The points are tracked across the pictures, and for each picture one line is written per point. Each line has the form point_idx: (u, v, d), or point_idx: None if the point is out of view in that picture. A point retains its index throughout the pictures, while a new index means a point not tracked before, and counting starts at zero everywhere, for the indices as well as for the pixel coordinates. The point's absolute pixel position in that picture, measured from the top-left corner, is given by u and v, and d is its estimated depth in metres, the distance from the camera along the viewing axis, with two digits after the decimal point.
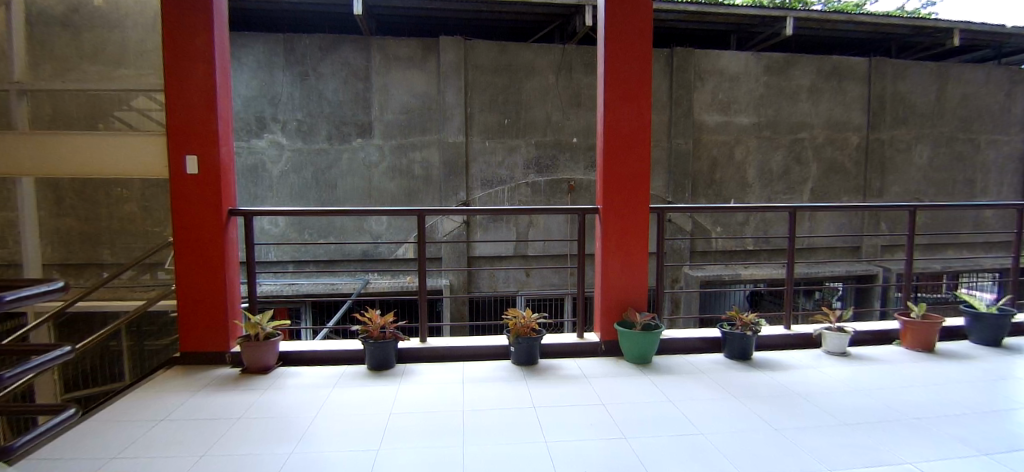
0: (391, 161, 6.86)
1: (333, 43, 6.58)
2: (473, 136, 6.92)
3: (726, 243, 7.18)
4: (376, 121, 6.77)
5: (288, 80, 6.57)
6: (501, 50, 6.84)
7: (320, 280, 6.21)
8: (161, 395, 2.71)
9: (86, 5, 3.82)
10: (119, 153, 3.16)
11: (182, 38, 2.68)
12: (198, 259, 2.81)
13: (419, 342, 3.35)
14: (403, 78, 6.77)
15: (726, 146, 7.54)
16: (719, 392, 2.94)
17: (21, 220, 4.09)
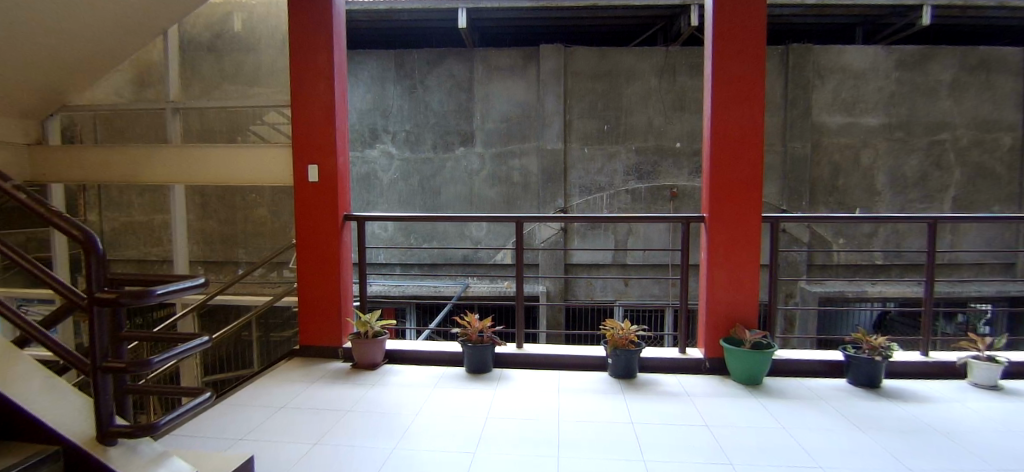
0: (491, 168, 7.04)
1: (438, 56, 6.93)
2: (572, 143, 6.92)
3: (851, 256, 6.61)
4: (478, 130, 6.99)
5: (398, 93, 7.00)
6: (602, 55, 6.80)
7: (424, 282, 6.45)
8: (281, 384, 2.94)
9: (228, 31, 4.33)
10: (256, 164, 3.50)
11: (307, 55, 2.86)
12: (318, 259, 3.01)
13: (515, 348, 3.36)
14: (503, 87, 6.93)
15: (851, 149, 6.89)
16: (840, 421, 2.64)
17: (174, 221, 4.53)
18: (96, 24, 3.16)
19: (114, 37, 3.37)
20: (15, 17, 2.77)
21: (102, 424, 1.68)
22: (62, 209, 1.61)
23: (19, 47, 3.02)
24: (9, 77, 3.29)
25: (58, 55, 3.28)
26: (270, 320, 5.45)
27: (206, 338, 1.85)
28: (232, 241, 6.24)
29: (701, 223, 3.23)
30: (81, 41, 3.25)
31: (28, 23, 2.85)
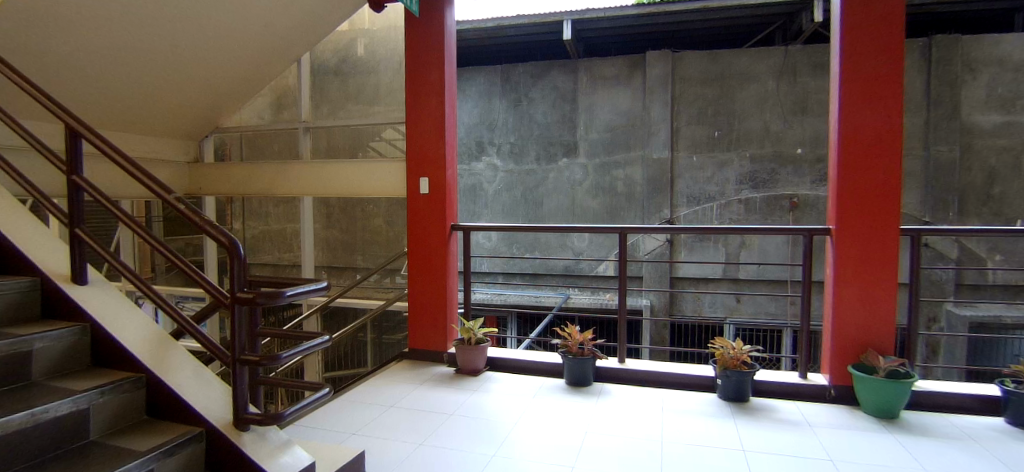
0: (595, 179, 7.04)
1: (543, 69, 7.11)
2: (680, 151, 6.69)
3: (1009, 276, 5.79)
4: (582, 140, 7.03)
5: (504, 107, 7.29)
6: (713, 58, 6.54)
7: (527, 292, 6.54)
8: (391, 383, 3.12)
9: (351, 56, 4.63)
10: (381, 178, 3.78)
11: (421, 74, 3.03)
12: (426, 267, 3.16)
13: (617, 362, 3.29)
14: (609, 97, 6.91)
15: (1010, 152, 6.09)
16: (998, 467, 2.24)
17: (303, 232, 4.92)
18: (253, 53, 3.64)
19: (269, 64, 3.83)
20: (188, 43, 3.25)
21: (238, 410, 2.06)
22: (210, 218, 1.93)
23: (190, 73, 3.56)
24: (183, 100, 3.87)
25: (225, 81, 3.82)
26: (383, 323, 5.84)
27: (328, 339, 2.12)
28: (353, 249, 6.61)
29: (827, 236, 2.97)
30: (241, 69, 3.76)
31: (199, 48, 3.34)
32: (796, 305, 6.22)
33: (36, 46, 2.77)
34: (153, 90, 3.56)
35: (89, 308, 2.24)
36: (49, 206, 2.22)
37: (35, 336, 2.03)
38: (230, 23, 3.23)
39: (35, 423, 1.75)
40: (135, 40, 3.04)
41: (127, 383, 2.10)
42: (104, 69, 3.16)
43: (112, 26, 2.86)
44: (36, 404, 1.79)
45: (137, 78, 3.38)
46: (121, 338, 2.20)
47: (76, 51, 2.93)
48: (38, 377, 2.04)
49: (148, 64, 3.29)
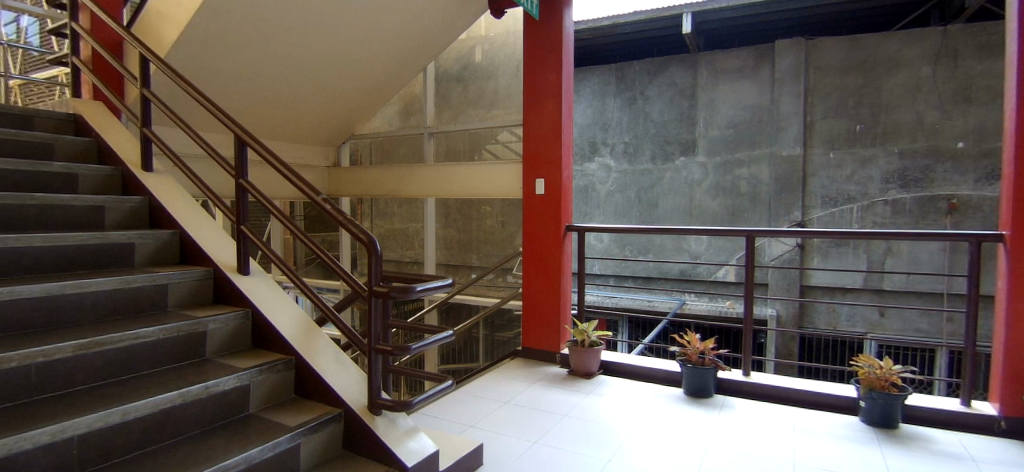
0: (715, 178, 6.68)
1: (661, 65, 6.94)
2: (814, 148, 6.17)
3: None
4: (701, 138, 6.72)
5: (618, 106, 7.22)
6: (854, 45, 5.97)
7: (638, 295, 6.39)
8: (506, 380, 3.21)
9: (472, 62, 4.79)
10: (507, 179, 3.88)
11: (539, 76, 3.07)
12: (541, 268, 3.19)
13: (742, 375, 3.14)
14: (730, 92, 6.56)
15: None
16: None
17: (426, 229, 5.29)
18: (386, 65, 3.93)
19: (403, 71, 4.08)
20: (329, 59, 3.57)
21: (372, 395, 2.25)
22: (351, 217, 2.20)
23: (328, 86, 3.91)
24: (327, 109, 4.28)
25: (360, 90, 4.14)
26: (496, 321, 5.31)
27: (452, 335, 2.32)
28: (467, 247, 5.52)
29: (1000, 245, 2.55)
30: (373, 80, 4.07)
31: (337, 63, 3.65)
32: (955, 323, 5.51)
33: (210, 68, 3.20)
34: (300, 101, 3.96)
35: (251, 294, 2.52)
36: (220, 205, 2.50)
37: (207, 318, 2.34)
38: (366, 39, 3.51)
39: (209, 394, 2.04)
40: (288, 56, 3.38)
41: (280, 364, 2.35)
42: (262, 85, 3.57)
43: (273, 44, 3.23)
44: (208, 378, 2.08)
45: (286, 92, 3.76)
46: (276, 323, 2.47)
47: (247, 68, 3.35)
48: (210, 354, 2.36)
49: (296, 78, 3.66)
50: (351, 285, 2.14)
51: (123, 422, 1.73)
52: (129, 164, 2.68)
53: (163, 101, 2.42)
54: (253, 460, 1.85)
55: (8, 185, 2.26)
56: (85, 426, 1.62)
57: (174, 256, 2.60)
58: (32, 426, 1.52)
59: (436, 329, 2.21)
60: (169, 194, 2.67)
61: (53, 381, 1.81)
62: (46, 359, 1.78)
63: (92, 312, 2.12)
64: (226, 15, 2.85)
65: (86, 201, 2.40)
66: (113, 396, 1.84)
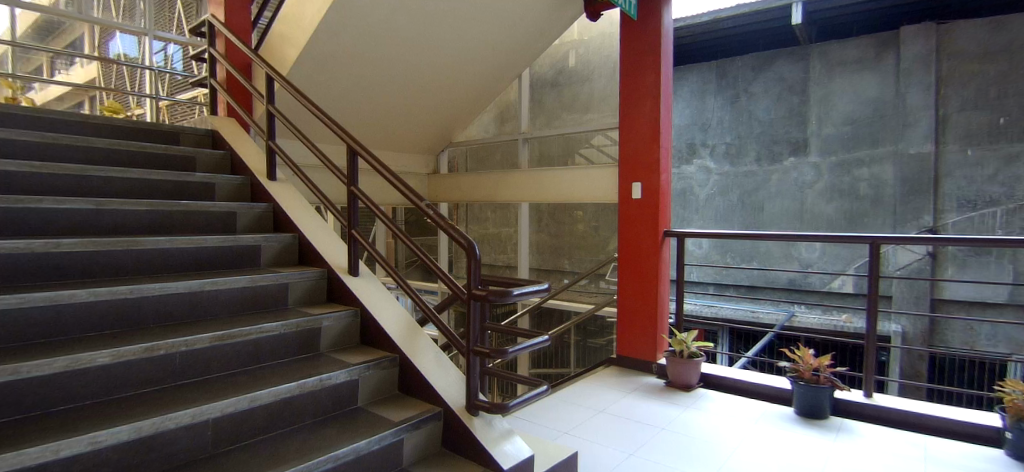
0: (831, 180, 6.19)
1: (768, 59, 6.59)
2: (948, 144, 5.49)
3: None
4: (813, 137, 6.28)
5: (719, 104, 6.93)
6: (998, 27, 5.21)
7: (743, 305, 6.02)
8: (603, 388, 3.17)
9: (567, 67, 4.82)
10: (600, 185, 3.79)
11: (637, 79, 3.06)
12: (638, 275, 3.16)
13: (863, 396, 2.86)
14: (849, 85, 6.05)
15: None
16: None
17: (521, 234, 5.38)
18: (479, 73, 4.02)
19: (501, 79, 4.18)
20: (425, 68, 3.71)
21: (470, 396, 2.29)
22: (454, 223, 2.28)
23: (425, 96, 4.07)
24: (429, 119, 4.51)
25: (456, 99, 4.29)
26: (587, 326, 5.19)
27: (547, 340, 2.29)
28: (560, 252, 5.39)
29: None
30: (466, 89, 4.19)
31: (433, 73, 3.79)
32: None
33: (322, 84, 3.47)
34: (400, 112, 4.18)
35: (359, 293, 2.66)
36: (333, 211, 2.61)
37: (322, 315, 2.53)
38: (460, 48, 3.61)
39: (324, 386, 2.22)
40: (388, 68, 3.56)
41: (385, 361, 2.47)
42: (367, 97, 3.80)
43: (375, 58, 3.41)
44: (322, 371, 2.26)
45: (387, 103, 3.98)
46: (380, 321, 2.59)
47: (354, 82, 3.58)
48: (325, 348, 2.54)
49: (397, 90, 3.86)
50: (453, 288, 2.22)
51: (250, 408, 1.95)
52: (256, 174, 2.94)
53: (286, 116, 2.58)
54: (361, 452, 1.97)
55: (163, 194, 2.60)
56: (218, 411, 1.84)
57: (294, 256, 2.82)
58: (175, 409, 1.76)
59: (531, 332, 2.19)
60: (288, 200, 2.89)
61: (196, 367, 2.07)
62: (187, 348, 2.05)
63: (227, 306, 2.38)
64: (337, 33, 3.07)
65: (223, 207, 2.67)
66: (244, 384, 2.07)
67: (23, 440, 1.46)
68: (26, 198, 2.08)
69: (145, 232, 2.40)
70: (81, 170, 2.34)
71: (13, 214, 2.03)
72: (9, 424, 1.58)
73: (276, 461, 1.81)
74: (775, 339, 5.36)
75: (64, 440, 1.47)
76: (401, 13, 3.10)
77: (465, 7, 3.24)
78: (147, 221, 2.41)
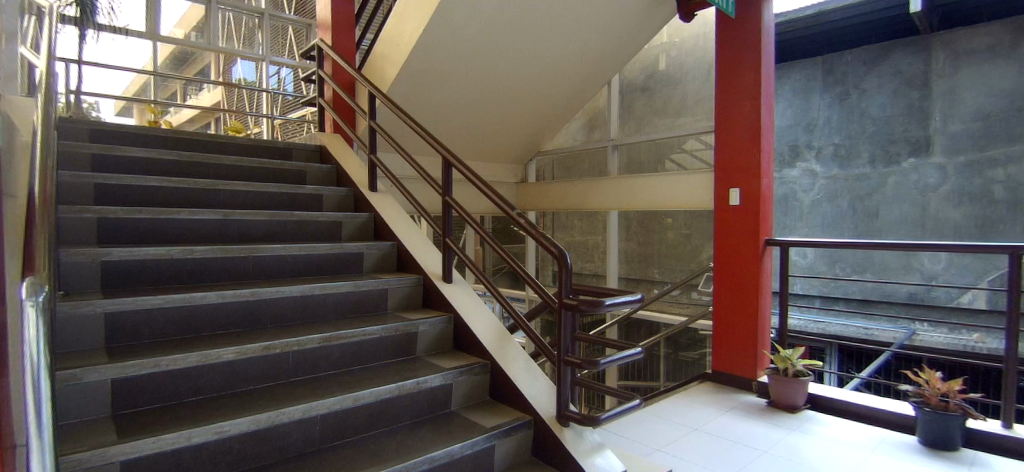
0: (960, 182, 4.82)
1: (883, 50, 5.24)
2: None
3: None
4: (936, 134, 4.93)
5: (826, 104, 5.57)
6: None
7: (852, 321, 5.41)
8: (697, 405, 3.05)
9: (658, 71, 4.79)
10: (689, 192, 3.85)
11: (739, 78, 2.99)
12: (739, 287, 3.09)
13: (1006, 427, 2.49)
14: (981, 75, 4.69)
15: None
16: None
17: (610, 243, 5.34)
18: (562, 80, 4.03)
19: (584, 86, 4.20)
20: (509, 78, 3.79)
21: (560, 406, 2.25)
22: (547, 232, 2.27)
23: (509, 106, 4.14)
24: (512, 129, 4.58)
25: (537, 108, 4.33)
26: (679, 339, 5.02)
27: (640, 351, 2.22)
28: (647, 260, 5.23)
29: None
30: (548, 96, 4.20)
31: (516, 81, 3.83)
32: None
33: (417, 98, 3.64)
34: (485, 125, 4.30)
35: (453, 300, 2.72)
36: (428, 220, 2.70)
37: (419, 320, 2.61)
38: (542, 53, 3.61)
39: (420, 389, 2.28)
40: (475, 80, 3.68)
41: (477, 367, 2.49)
42: (454, 109, 3.92)
43: (465, 70, 3.54)
44: (420, 374, 2.33)
45: (474, 115, 4.10)
46: (473, 327, 2.64)
47: (446, 96, 3.74)
48: (420, 353, 2.62)
49: (483, 101, 3.96)
50: (544, 297, 2.20)
51: (354, 406, 2.06)
52: (358, 185, 3.11)
53: (387, 132, 2.71)
54: (456, 455, 2.01)
55: (278, 204, 2.82)
56: (325, 408, 1.98)
57: (392, 265, 2.94)
58: (289, 404, 1.92)
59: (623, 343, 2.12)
60: (388, 210, 3.03)
61: (307, 366, 2.23)
62: (300, 348, 2.20)
63: (335, 310, 2.53)
64: (433, 49, 3.24)
65: (329, 217, 2.85)
66: (349, 383, 2.19)
67: (164, 425, 1.70)
68: (167, 211, 2.36)
69: (263, 239, 2.61)
70: (210, 185, 2.60)
71: (159, 227, 2.33)
72: (156, 410, 1.82)
73: (377, 459, 1.89)
74: (890, 358, 4.83)
75: (196, 428, 1.68)
76: (488, 21, 3.18)
77: (550, 15, 3.28)
78: (266, 230, 2.63)
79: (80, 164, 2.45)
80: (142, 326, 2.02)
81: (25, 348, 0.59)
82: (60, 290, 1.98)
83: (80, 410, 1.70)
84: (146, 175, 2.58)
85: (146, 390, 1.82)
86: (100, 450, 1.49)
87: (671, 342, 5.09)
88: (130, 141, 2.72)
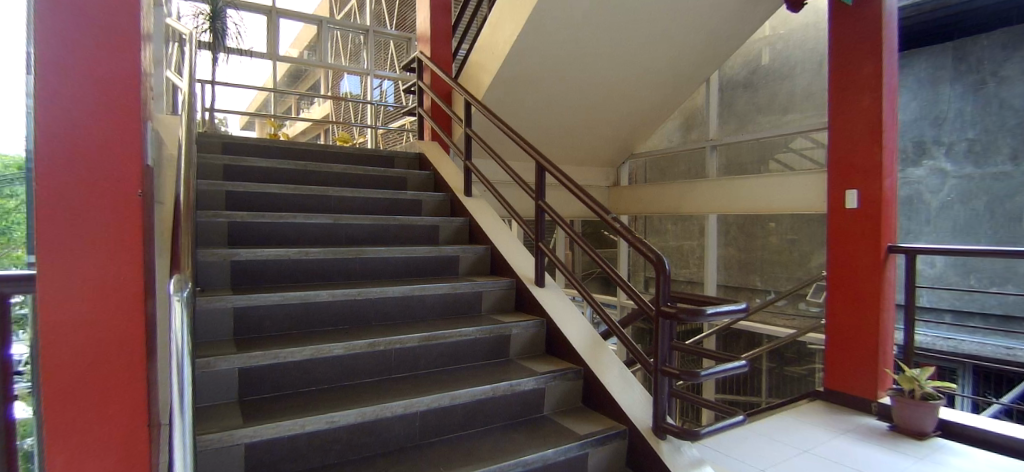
0: None
1: None
2: None
3: None
4: None
5: (959, 93, 4.93)
6: None
7: (992, 339, 4.76)
8: (806, 426, 2.82)
9: (763, 66, 4.57)
10: (798, 194, 3.67)
11: (855, 72, 2.88)
12: (856, 296, 2.91)
13: None
14: None
15: None
16: None
17: (709, 249, 5.04)
18: (650, 80, 3.93)
19: (675, 86, 4.08)
20: (597, 81, 3.74)
21: (656, 417, 2.15)
22: (644, 237, 2.18)
23: (595, 109, 4.08)
24: (597, 134, 4.52)
25: (625, 111, 4.26)
26: (784, 352, 4.69)
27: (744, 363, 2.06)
28: (748, 267, 4.96)
29: None
30: (634, 98, 4.11)
31: (603, 84, 3.79)
32: None
33: (510, 105, 3.71)
34: (571, 130, 4.29)
35: (546, 304, 2.72)
36: (522, 224, 2.72)
37: (513, 323, 2.63)
38: (632, 54, 3.55)
39: (514, 391, 2.29)
40: (564, 84, 3.67)
41: (570, 373, 2.46)
42: (542, 115, 3.94)
43: (555, 75, 3.55)
44: (513, 377, 2.34)
45: (561, 121, 4.10)
46: (567, 332, 2.62)
47: (537, 102, 3.77)
48: (513, 356, 2.64)
49: (570, 106, 3.95)
50: (642, 304, 2.11)
51: (451, 405, 2.10)
52: (455, 191, 3.21)
53: (482, 138, 2.76)
54: (549, 460, 1.98)
55: (380, 209, 2.96)
56: (424, 405, 2.04)
57: (486, 267, 3.00)
58: (391, 399, 2.00)
59: (726, 355, 1.97)
60: (484, 215, 3.10)
61: (407, 363, 2.31)
62: (400, 346, 2.29)
63: (433, 311, 2.61)
64: (527, 55, 3.29)
65: (428, 222, 2.96)
66: (446, 382, 2.24)
67: (283, 412, 1.83)
68: (285, 215, 2.56)
69: (368, 242, 2.75)
70: (323, 191, 2.79)
71: (277, 230, 2.53)
72: (276, 399, 1.97)
73: (472, 459, 1.91)
74: None
75: (310, 417, 1.80)
76: (579, 23, 3.16)
77: (640, 14, 3.20)
78: (371, 233, 2.77)
79: (213, 173, 2.71)
80: (264, 320, 2.19)
81: (174, 332, 0.98)
82: (198, 285, 2.21)
83: (211, 396, 1.88)
84: (268, 181, 2.82)
85: (266, 379, 1.98)
86: (227, 433, 1.64)
87: (775, 356, 4.79)
88: (255, 152, 3.00)
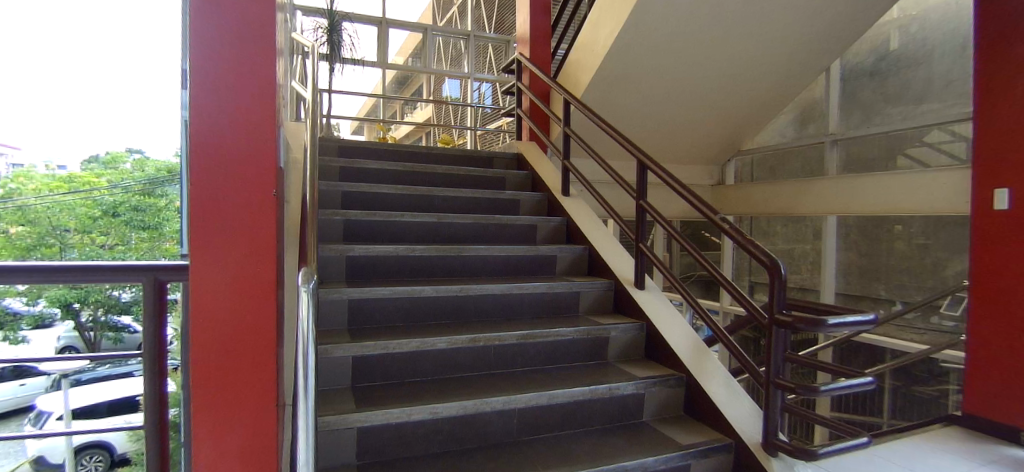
0: None
1: None
2: None
3: None
4: None
5: None
6: None
7: None
8: (940, 454, 2.51)
9: (894, 52, 4.17)
10: (936, 193, 3.36)
11: (1006, 55, 2.55)
12: (1005, 309, 2.56)
13: None
14: None
15: None
16: None
17: (825, 254, 4.87)
18: (754, 72, 3.70)
19: (784, 78, 3.86)
20: (693, 76, 3.59)
21: (765, 432, 1.99)
22: (755, 238, 2.02)
23: (689, 104, 3.91)
24: (691, 133, 4.35)
25: (726, 106, 4.06)
26: (913, 370, 4.23)
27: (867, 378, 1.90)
28: (873, 274, 4.52)
29: None
30: (737, 93, 3.92)
31: (700, 78, 3.62)
32: None
33: (609, 103, 3.66)
34: (665, 128, 4.15)
35: (646, 306, 2.64)
36: (621, 223, 2.65)
37: (611, 325, 2.57)
38: (736, 44, 3.36)
39: (613, 395, 2.24)
40: (661, 79, 3.55)
41: (672, 379, 2.36)
42: (636, 113, 3.84)
43: (656, 70, 3.45)
44: (611, 380, 2.29)
45: (654, 119, 3.98)
46: (669, 336, 2.52)
47: (635, 99, 3.69)
48: (611, 358, 2.59)
49: (665, 103, 3.83)
50: (753, 311, 1.94)
51: (549, 405, 2.10)
52: (552, 190, 3.23)
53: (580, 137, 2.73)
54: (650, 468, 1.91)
55: (479, 208, 3.05)
56: (523, 403, 2.06)
57: (583, 268, 2.98)
58: (492, 394, 2.04)
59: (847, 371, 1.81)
60: (582, 215, 3.07)
61: (506, 359, 2.34)
62: (500, 343, 2.32)
63: (531, 309, 2.63)
64: (630, 50, 3.24)
65: (525, 221, 2.99)
66: (546, 380, 2.25)
67: (394, 400, 1.93)
68: (394, 214, 2.71)
69: (468, 240, 2.83)
70: (428, 191, 2.91)
71: (384, 228, 2.67)
72: (387, 387, 2.07)
73: (570, 459, 1.89)
74: None
75: (416, 406, 1.87)
76: (683, 14, 3.04)
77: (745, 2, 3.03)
78: (471, 232, 2.86)
79: (331, 174, 2.92)
80: (375, 312, 2.32)
81: (300, 320, 1.02)
82: (320, 278, 2.38)
83: (331, 381, 2.02)
84: (377, 180, 2.99)
85: (377, 367, 2.09)
86: (344, 416, 1.75)
87: (899, 373, 4.35)
88: (365, 154, 3.20)
